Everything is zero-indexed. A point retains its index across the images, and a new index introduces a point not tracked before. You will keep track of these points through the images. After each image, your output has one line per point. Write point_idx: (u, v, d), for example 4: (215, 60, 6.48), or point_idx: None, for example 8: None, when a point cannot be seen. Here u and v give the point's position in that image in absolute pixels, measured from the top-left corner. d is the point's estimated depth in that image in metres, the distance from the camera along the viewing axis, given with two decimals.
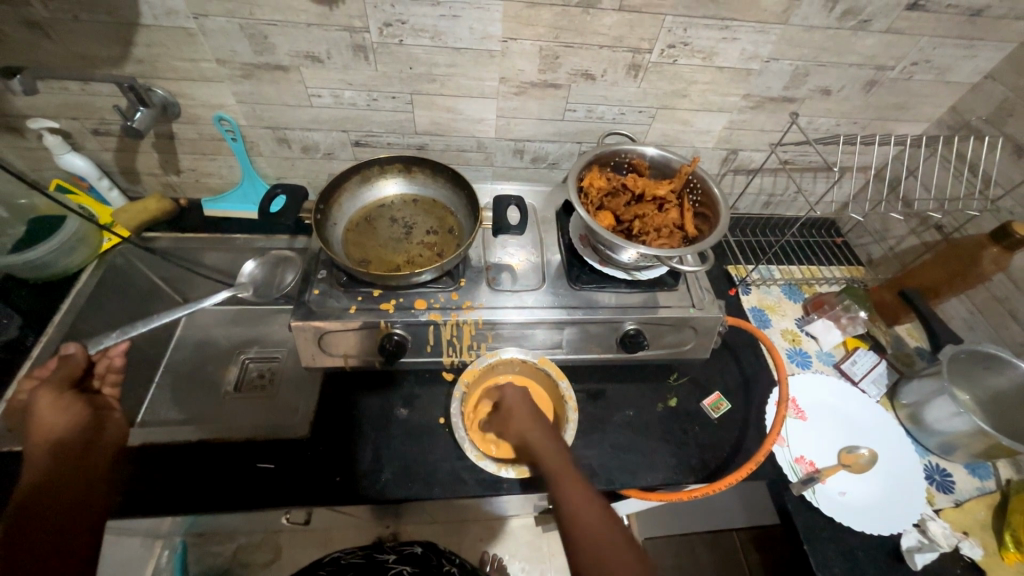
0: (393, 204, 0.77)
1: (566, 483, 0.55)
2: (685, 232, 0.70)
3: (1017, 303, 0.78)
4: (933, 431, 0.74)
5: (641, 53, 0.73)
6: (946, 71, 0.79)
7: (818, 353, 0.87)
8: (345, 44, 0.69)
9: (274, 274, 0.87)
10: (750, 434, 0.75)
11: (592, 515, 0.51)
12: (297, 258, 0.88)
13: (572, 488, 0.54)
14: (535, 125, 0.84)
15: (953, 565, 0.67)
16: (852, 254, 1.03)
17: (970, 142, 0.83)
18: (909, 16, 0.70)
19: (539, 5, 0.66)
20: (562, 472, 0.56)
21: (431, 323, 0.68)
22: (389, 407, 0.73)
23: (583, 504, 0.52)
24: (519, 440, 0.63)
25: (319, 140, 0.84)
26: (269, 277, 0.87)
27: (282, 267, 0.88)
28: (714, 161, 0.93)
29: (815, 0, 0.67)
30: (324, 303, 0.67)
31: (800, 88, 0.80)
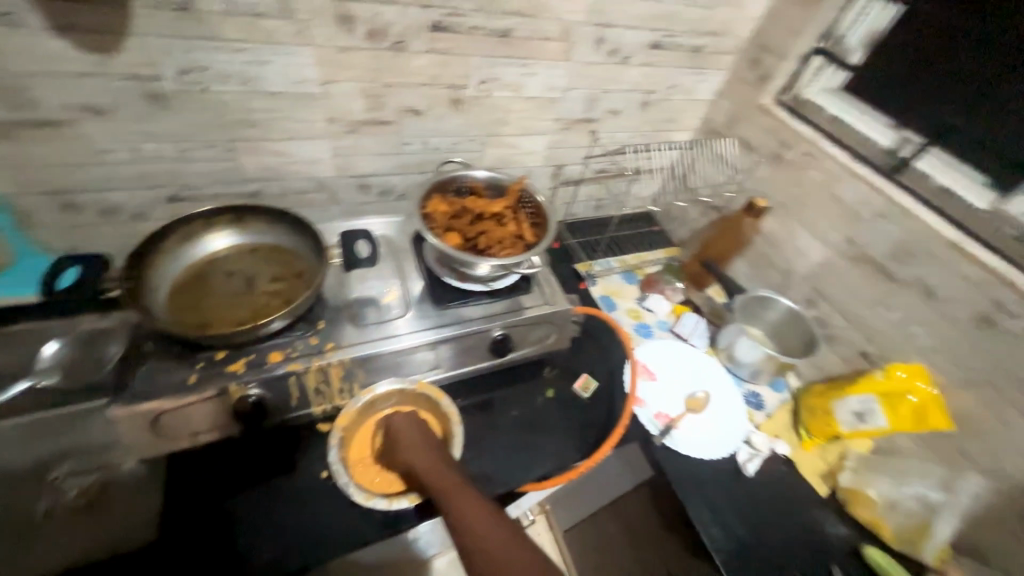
0: (228, 257, 0.71)
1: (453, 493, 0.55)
2: (525, 239, 0.77)
3: (772, 256, 1.05)
4: (743, 364, 0.94)
5: (458, 88, 0.81)
6: (691, 92, 1.04)
7: (656, 322, 1.04)
8: (136, 94, 0.63)
9: (88, 353, 0.67)
10: (617, 404, 0.86)
11: (477, 515, 0.52)
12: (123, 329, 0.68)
13: (458, 496, 0.54)
14: (375, 161, 0.86)
15: (774, 464, 0.86)
16: (667, 238, 1.26)
17: (719, 142, 1.10)
18: (655, 53, 0.91)
19: (351, 50, 0.69)
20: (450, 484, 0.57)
21: (291, 374, 0.64)
22: (260, 479, 0.66)
23: (469, 508, 0.53)
24: (406, 467, 0.61)
25: (122, 200, 0.73)
26: (82, 358, 0.67)
27: (101, 342, 0.68)
28: (546, 177, 1.06)
29: (586, 42, 0.83)
30: (154, 380, 0.59)
31: (595, 111, 0.97)
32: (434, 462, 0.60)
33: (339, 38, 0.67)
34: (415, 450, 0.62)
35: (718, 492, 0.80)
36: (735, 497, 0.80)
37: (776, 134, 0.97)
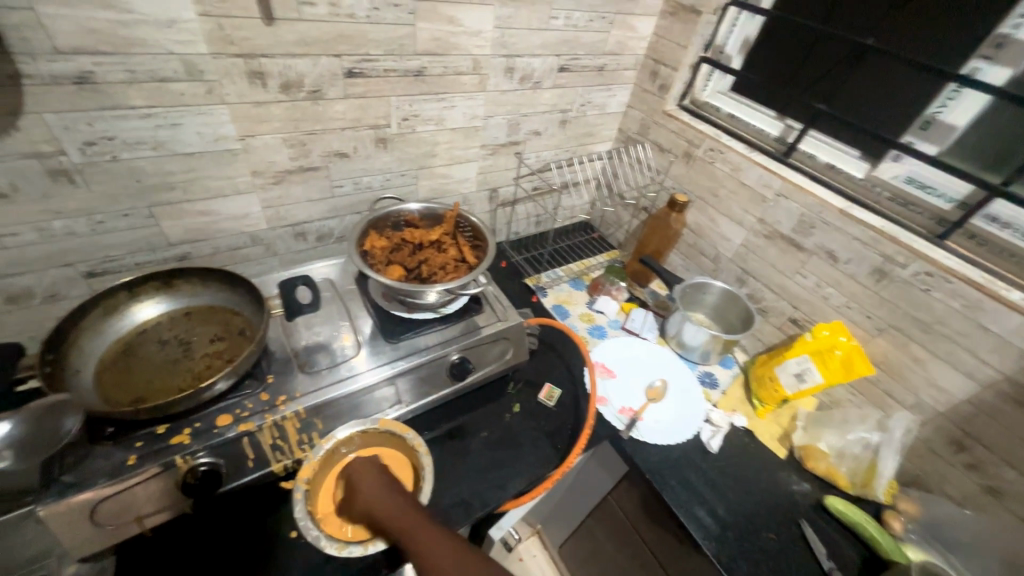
0: (159, 325, 0.68)
1: (432, 539, 0.56)
2: (466, 262, 0.79)
3: (700, 244, 1.13)
4: (692, 348, 1.00)
5: (381, 128, 0.83)
6: (603, 107, 1.13)
7: (609, 322, 1.08)
8: (38, 171, 0.60)
9: (43, 425, 0.53)
10: (582, 407, 0.88)
11: (461, 562, 0.53)
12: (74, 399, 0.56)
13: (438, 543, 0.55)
14: (307, 207, 0.86)
15: (735, 436, 0.91)
16: (606, 242, 1.34)
17: (636, 149, 1.19)
18: (564, 75, 0.99)
19: (266, 103, 0.70)
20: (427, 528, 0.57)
21: (243, 434, 0.61)
22: (221, 553, 0.62)
23: (451, 554, 0.54)
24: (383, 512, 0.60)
25: (32, 284, 0.69)
26: (37, 430, 0.53)
27: (57, 411, 0.54)
28: (482, 200, 1.10)
29: (497, 73, 0.89)
30: (87, 468, 0.55)
31: (518, 134, 1.03)
32: (409, 506, 0.60)
33: (253, 94, 0.68)
34: (390, 492, 0.61)
35: (689, 473, 0.83)
36: (704, 475, 0.84)
37: (682, 135, 1.07)
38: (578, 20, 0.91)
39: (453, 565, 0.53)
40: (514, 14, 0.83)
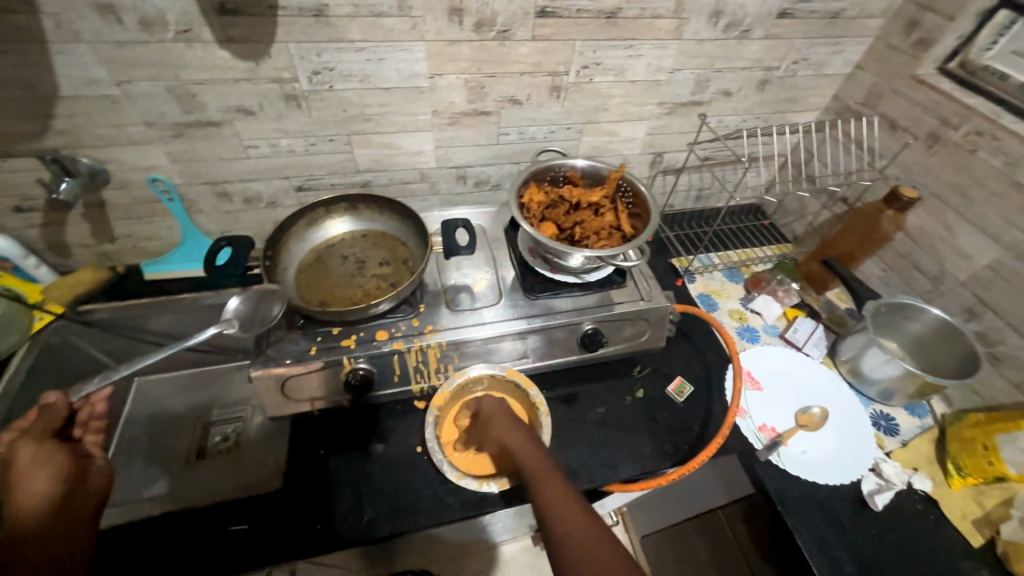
0: (343, 241, 0.78)
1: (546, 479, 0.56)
2: (622, 232, 0.75)
3: (918, 256, 0.88)
4: (872, 381, 0.82)
5: (558, 75, 0.79)
6: (823, 66, 0.91)
7: (764, 326, 0.94)
8: (277, 95, 0.71)
9: (261, 306, 0.68)
10: (715, 412, 0.79)
11: (568, 507, 0.52)
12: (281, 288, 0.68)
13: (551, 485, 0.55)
14: (472, 152, 0.88)
15: (910, 500, 0.73)
16: (779, 233, 1.13)
17: (853, 123, 0.95)
18: (782, 23, 0.81)
19: (457, 42, 0.71)
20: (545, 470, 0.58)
21: (395, 352, 0.68)
22: (363, 444, 0.72)
23: (561, 498, 0.53)
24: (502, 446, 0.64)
25: (261, 190, 0.84)
26: (257, 310, 0.68)
27: (270, 298, 0.69)
28: (644, 165, 1.01)
29: (700, 17, 0.76)
30: (283, 348, 0.67)
31: (705, 92, 0.89)
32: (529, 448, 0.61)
33: (448, 31, 0.69)
34: (509, 431, 0.64)
35: (837, 522, 0.70)
36: (859, 532, 0.69)
37: (935, 109, 0.81)
38: None
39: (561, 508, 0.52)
40: None
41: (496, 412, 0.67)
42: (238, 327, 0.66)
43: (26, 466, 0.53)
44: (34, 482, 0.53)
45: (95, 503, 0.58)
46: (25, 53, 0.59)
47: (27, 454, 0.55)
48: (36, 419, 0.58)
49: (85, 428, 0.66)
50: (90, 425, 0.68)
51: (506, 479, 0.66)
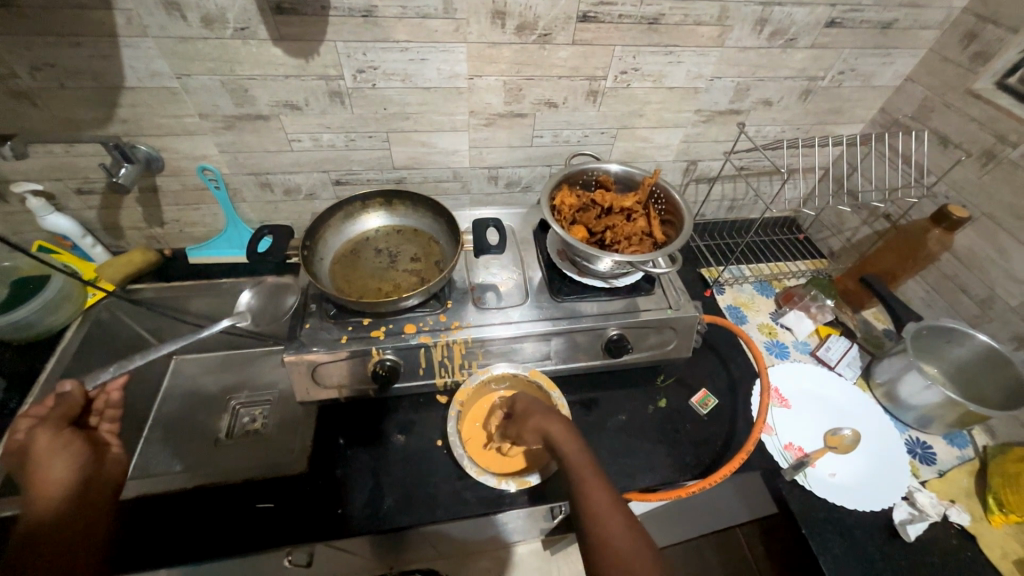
0: (377, 235, 0.81)
1: (589, 483, 0.54)
2: (654, 238, 0.74)
3: (966, 279, 0.84)
4: (909, 406, 0.78)
5: (596, 80, 0.79)
6: (871, 77, 0.88)
7: (794, 343, 0.91)
8: (322, 91, 0.74)
9: (272, 301, 0.88)
10: (740, 427, 0.77)
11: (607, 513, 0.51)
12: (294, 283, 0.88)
13: (592, 494, 0.53)
14: (506, 153, 0.89)
15: (946, 534, 0.69)
16: (814, 248, 1.10)
17: (901, 137, 0.91)
18: (830, 32, 0.79)
19: (498, 45, 0.72)
20: (583, 469, 0.55)
21: (421, 345, 0.70)
22: (385, 434, 0.74)
23: (605, 508, 0.51)
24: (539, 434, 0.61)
25: (300, 182, 0.87)
26: (266, 305, 0.88)
27: (280, 293, 0.89)
28: (677, 173, 1.00)
29: (745, 25, 0.75)
30: (315, 335, 0.69)
31: (744, 101, 0.87)
32: (567, 440, 0.59)
33: (490, 34, 0.70)
34: (545, 420, 0.61)
35: (867, 551, 0.67)
36: (887, 562, 0.66)
37: (991, 126, 0.77)
38: None
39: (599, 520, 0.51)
40: None
41: (530, 406, 0.65)
42: (247, 319, 0.86)
43: (43, 453, 0.62)
44: (52, 468, 0.62)
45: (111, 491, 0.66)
46: (98, 46, 0.63)
47: (45, 441, 0.64)
48: (54, 407, 0.68)
49: (99, 416, 0.71)
50: (107, 413, 0.72)
51: (525, 478, 0.66)
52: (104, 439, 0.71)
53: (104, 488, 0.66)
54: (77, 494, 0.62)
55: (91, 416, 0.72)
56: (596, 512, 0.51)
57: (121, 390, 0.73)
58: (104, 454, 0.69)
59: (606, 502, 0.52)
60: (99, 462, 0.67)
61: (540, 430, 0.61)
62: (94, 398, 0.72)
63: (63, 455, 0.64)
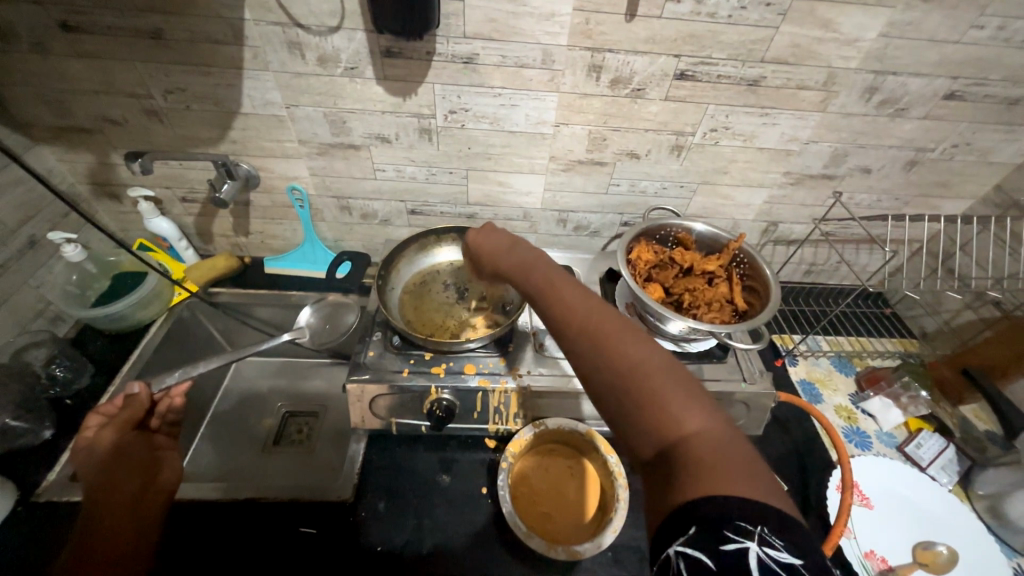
0: (447, 269, 0.82)
1: (612, 342, 0.41)
2: (735, 305, 0.70)
3: None
4: (1020, 530, 0.68)
5: (684, 135, 0.78)
6: (989, 153, 0.80)
7: (878, 433, 0.83)
8: (413, 128, 0.76)
9: (332, 319, 0.91)
10: (812, 523, 0.70)
11: (640, 362, 0.39)
12: (355, 303, 0.91)
13: (569, 292, 0.47)
14: (579, 198, 0.89)
15: None
16: (904, 326, 1.00)
17: (1022, 220, 0.82)
18: (947, 105, 0.73)
19: (589, 96, 0.72)
20: (577, 298, 0.46)
21: (480, 388, 0.68)
22: (430, 472, 0.73)
23: (591, 312, 0.44)
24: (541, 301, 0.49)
25: (378, 209, 0.90)
26: (326, 324, 0.90)
27: (339, 313, 0.91)
28: (755, 233, 0.95)
29: (852, 91, 0.71)
30: (378, 364, 0.69)
31: (840, 167, 0.82)
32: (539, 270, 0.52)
33: (584, 85, 0.71)
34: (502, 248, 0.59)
35: None
36: None
37: None
38: (1017, 32, 0.65)
39: (593, 326, 0.43)
40: (917, 18, 0.63)
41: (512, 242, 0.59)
42: (307, 336, 0.87)
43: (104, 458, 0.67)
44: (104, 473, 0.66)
45: (164, 496, 0.67)
46: (224, 76, 0.69)
47: (109, 441, 0.68)
48: (122, 410, 0.70)
49: (161, 419, 0.74)
50: (170, 416, 0.75)
51: (576, 548, 0.61)
52: (160, 443, 0.73)
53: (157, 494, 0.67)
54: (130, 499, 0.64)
55: (152, 418, 0.74)
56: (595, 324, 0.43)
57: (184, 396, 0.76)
58: (160, 458, 0.71)
59: (601, 308, 0.44)
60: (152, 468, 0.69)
61: (530, 289, 0.52)
62: (160, 399, 0.75)
63: (125, 462, 0.67)
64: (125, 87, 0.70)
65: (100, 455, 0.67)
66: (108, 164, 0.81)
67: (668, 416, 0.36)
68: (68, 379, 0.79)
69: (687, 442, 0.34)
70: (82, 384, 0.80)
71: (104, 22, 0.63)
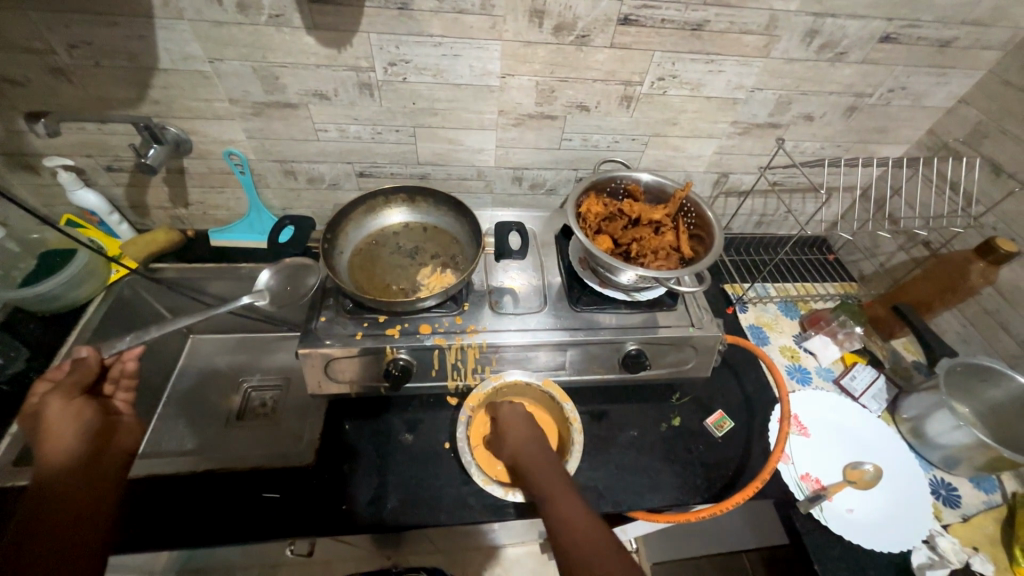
0: (398, 232, 0.80)
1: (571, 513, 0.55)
2: (681, 253, 0.72)
3: (1008, 316, 0.81)
4: (936, 445, 0.75)
5: (632, 85, 0.77)
6: (922, 97, 0.83)
7: (817, 369, 0.88)
8: (352, 82, 0.73)
9: (293, 281, 0.84)
10: (755, 453, 0.75)
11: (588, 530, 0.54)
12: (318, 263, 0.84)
13: (558, 486, 0.58)
14: (532, 154, 0.87)
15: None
16: (845, 270, 1.05)
17: (950, 162, 0.86)
18: (883, 48, 0.75)
19: (534, 44, 0.70)
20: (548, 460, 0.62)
21: (436, 347, 0.69)
22: (393, 432, 0.74)
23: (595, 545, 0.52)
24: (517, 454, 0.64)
25: (324, 172, 0.86)
26: (287, 286, 0.84)
27: (302, 274, 0.85)
28: (707, 184, 0.96)
29: (793, 35, 0.72)
30: (331, 329, 0.68)
31: (785, 115, 0.84)
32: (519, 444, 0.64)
33: (527, 33, 0.68)
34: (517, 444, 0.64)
35: None
36: None
37: None
38: None
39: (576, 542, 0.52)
40: None
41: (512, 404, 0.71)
42: (267, 299, 0.83)
43: (52, 423, 0.61)
44: (57, 443, 0.60)
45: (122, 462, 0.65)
46: (135, 27, 0.63)
47: (58, 412, 0.63)
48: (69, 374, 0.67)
49: (115, 384, 0.71)
50: (123, 382, 0.72)
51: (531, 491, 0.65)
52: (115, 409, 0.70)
53: (116, 459, 0.65)
54: (88, 465, 0.61)
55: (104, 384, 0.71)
56: (561, 491, 0.58)
57: (137, 360, 0.73)
58: (117, 425, 0.68)
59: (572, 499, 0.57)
60: (111, 435, 0.66)
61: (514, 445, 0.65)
62: (111, 364, 0.72)
63: (80, 428, 0.63)
64: (19, 41, 0.64)
65: (48, 420, 0.62)
66: (15, 131, 0.74)
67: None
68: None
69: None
70: (17, 368, 0.77)
71: None
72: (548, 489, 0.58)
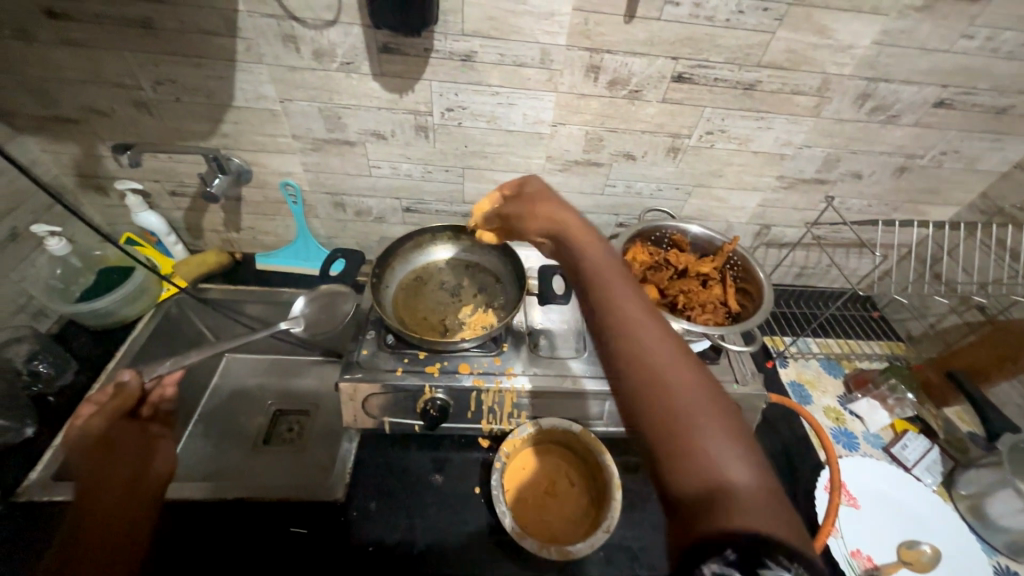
0: (441, 268, 0.81)
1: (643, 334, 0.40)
2: (728, 308, 0.71)
3: None
4: (1000, 528, 0.70)
5: (680, 137, 0.78)
6: (976, 161, 0.82)
7: (865, 434, 0.84)
8: (410, 125, 0.76)
9: (328, 309, 0.83)
10: (802, 522, 0.71)
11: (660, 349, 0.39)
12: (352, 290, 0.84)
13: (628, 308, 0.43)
14: (575, 198, 0.89)
15: None
16: (890, 329, 1.02)
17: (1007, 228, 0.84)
18: (936, 112, 0.75)
19: (587, 96, 0.72)
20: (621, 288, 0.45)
21: (474, 388, 0.68)
22: (424, 472, 0.72)
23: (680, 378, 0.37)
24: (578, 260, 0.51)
25: (372, 206, 0.89)
26: (323, 312, 0.83)
27: (337, 301, 0.84)
28: (748, 235, 0.96)
29: (846, 97, 0.72)
30: (371, 363, 0.69)
31: (832, 172, 0.84)
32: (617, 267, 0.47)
33: (582, 85, 0.71)
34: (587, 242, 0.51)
35: None
36: None
37: None
38: (1004, 42, 0.66)
39: (668, 375, 0.37)
40: (909, 27, 0.65)
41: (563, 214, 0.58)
42: (302, 326, 0.81)
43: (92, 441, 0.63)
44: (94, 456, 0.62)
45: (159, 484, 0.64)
46: (217, 68, 0.68)
47: (98, 426, 0.65)
48: (111, 399, 0.67)
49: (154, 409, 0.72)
50: (162, 406, 0.73)
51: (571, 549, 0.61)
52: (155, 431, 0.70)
53: (151, 482, 0.63)
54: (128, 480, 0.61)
55: (144, 407, 0.72)
56: (638, 324, 0.41)
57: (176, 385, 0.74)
58: (155, 447, 0.68)
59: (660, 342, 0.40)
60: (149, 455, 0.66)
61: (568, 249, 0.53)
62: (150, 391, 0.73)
63: (117, 448, 0.64)
64: (113, 78, 0.69)
65: (88, 435, 0.64)
66: (94, 156, 0.79)
67: (732, 521, 0.30)
68: (50, 375, 0.77)
69: (723, 490, 0.31)
70: (65, 382, 0.78)
71: (92, 10, 0.62)
72: (619, 313, 0.43)
